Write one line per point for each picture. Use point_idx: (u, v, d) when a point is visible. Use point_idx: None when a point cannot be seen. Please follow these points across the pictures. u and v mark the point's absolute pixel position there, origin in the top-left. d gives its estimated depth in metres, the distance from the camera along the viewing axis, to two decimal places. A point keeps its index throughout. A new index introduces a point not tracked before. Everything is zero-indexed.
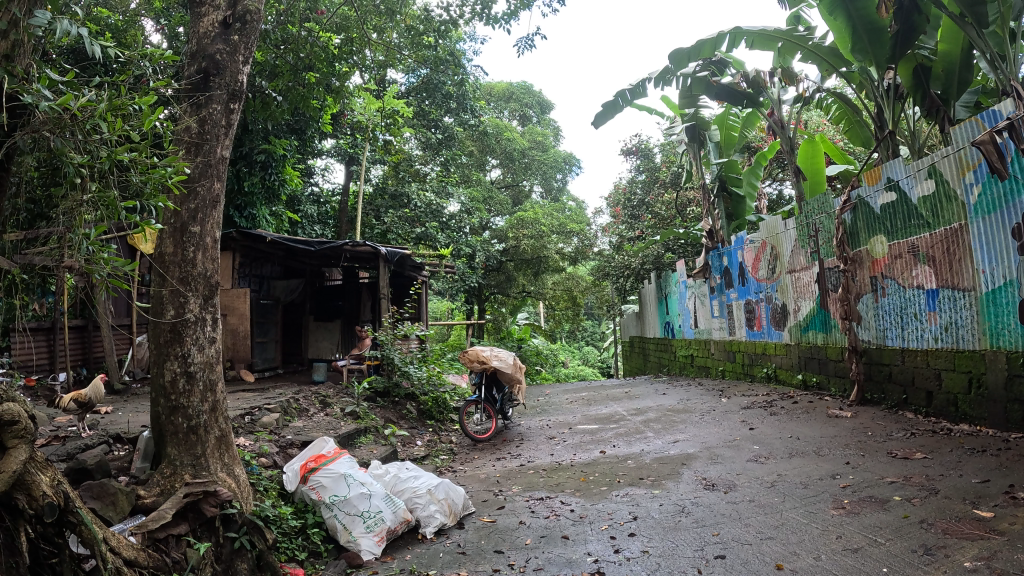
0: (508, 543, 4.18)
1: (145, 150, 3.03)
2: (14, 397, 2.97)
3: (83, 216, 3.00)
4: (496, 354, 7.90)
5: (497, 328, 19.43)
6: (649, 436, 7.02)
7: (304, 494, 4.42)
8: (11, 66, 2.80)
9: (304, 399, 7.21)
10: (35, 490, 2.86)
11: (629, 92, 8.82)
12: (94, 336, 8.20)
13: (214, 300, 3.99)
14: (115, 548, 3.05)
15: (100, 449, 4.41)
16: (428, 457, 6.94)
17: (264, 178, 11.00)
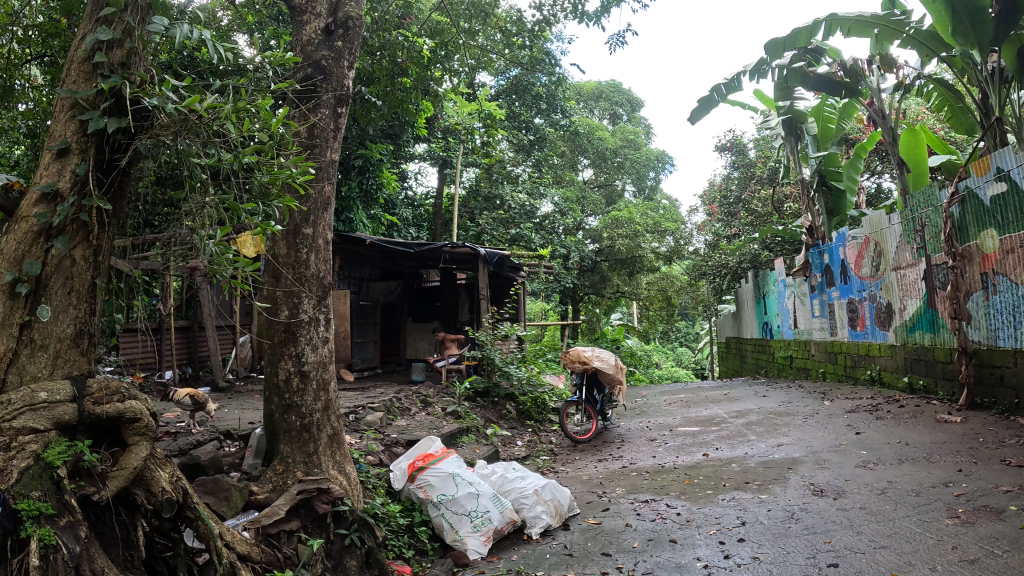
0: (615, 546, 4.12)
1: (270, 151, 3.10)
2: (138, 394, 3.15)
3: (205, 218, 3.08)
4: (598, 354, 7.79)
5: (591, 329, 19.24)
6: (752, 439, 6.82)
7: (411, 492, 4.46)
8: (129, 71, 3.09)
9: (405, 399, 7.32)
10: (154, 486, 3.04)
11: (725, 86, 8.60)
12: (198, 336, 8.60)
13: (327, 301, 4.06)
14: (230, 543, 3.20)
15: (212, 446, 4.57)
16: (529, 457, 6.94)
17: (362, 183, 11.28)
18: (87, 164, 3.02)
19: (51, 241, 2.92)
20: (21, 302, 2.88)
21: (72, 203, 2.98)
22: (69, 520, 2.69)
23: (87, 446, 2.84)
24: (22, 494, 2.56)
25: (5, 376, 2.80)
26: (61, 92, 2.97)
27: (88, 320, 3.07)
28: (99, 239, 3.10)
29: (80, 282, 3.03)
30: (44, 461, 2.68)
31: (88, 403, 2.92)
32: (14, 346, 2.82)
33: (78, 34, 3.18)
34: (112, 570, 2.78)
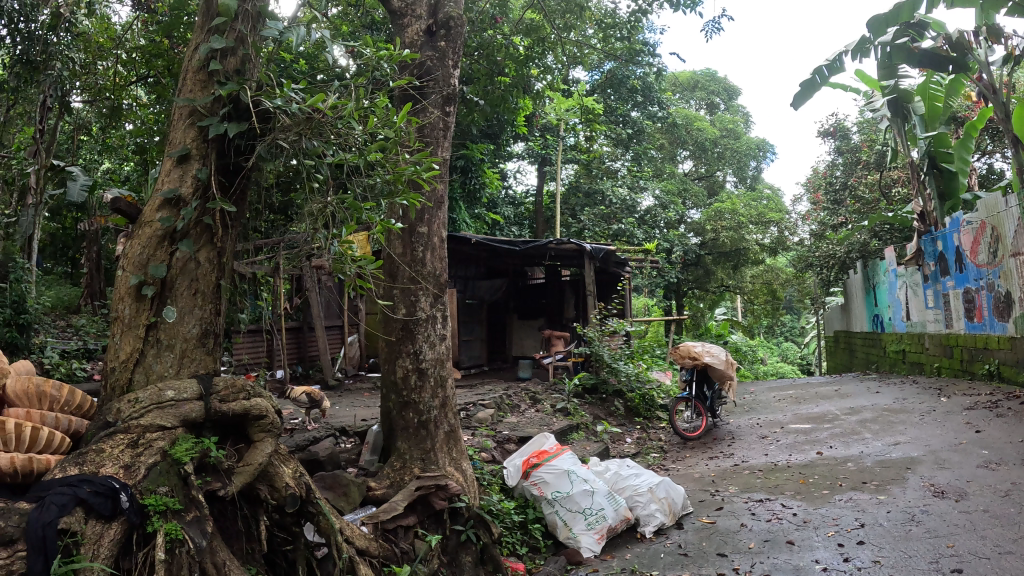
0: (731, 546, 4.04)
1: (394, 148, 3.22)
2: (262, 392, 3.28)
3: (328, 216, 3.22)
4: (709, 349, 7.64)
5: (695, 324, 18.92)
6: (867, 437, 6.53)
7: (525, 489, 4.47)
8: (242, 78, 3.24)
9: (515, 397, 7.39)
10: (276, 482, 3.15)
11: (827, 68, 8.28)
12: (308, 337, 8.87)
13: (443, 298, 4.19)
14: (349, 538, 3.26)
15: (328, 442, 4.72)
16: (640, 454, 6.88)
17: (464, 183, 11.48)
18: (207, 168, 3.19)
19: (175, 244, 3.10)
20: (149, 303, 3.08)
21: (195, 207, 3.15)
22: (196, 515, 2.83)
23: (213, 444, 2.96)
24: (149, 489, 2.70)
25: (132, 376, 3.01)
26: (180, 101, 3.16)
27: (213, 321, 3.24)
28: (222, 241, 3.27)
29: (205, 283, 3.19)
30: (172, 457, 2.82)
31: (215, 401, 3.06)
32: (141, 347, 3.04)
33: (192, 45, 3.39)
34: (234, 564, 2.87)
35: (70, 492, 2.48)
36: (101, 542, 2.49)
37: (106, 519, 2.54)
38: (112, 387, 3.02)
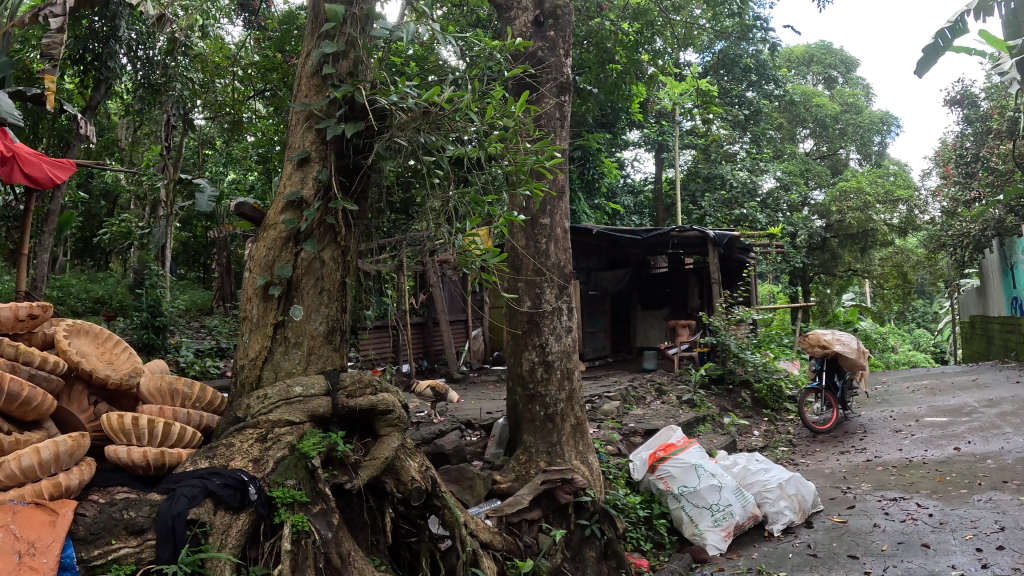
0: (862, 548, 3.99)
1: (514, 136, 3.45)
2: (388, 387, 3.59)
3: (451, 208, 3.50)
4: (839, 337, 7.36)
5: (822, 311, 18.22)
6: (1011, 431, 6.09)
7: (652, 483, 4.62)
8: (354, 79, 3.52)
9: (641, 388, 7.84)
10: (403, 476, 3.37)
11: (950, 31, 7.76)
12: (433, 332, 9.08)
13: (569, 289, 4.56)
14: (473, 531, 3.49)
15: (454, 435, 5.02)
16: (766, 448, 6.76)
17: (583, 173, 11.53)
18: (327, 170, 3.50)
19: (300, 245, 3.44)
20: (276, 302, 3.44)
21: (317, 208, 3.47)
22: (323, 508, 3.08)
23: (339, 438, 3.25)
24: (277, 481, 2.95)
25: (261, 372, 3.37)
26: (297, 106, 3.48)
27: (338, 318, 3.57)
28: (345, 241, 3.58)
29: (330, 281, 3.52)
30: (299, 451, 3.10)
31: (342, 396, 3.37)
32: (269, 345, 3.40)
33: (303, 52, 3.69)
34: (359, 554, 3.12)
35: (199, 485, 2.73)
36: (229, 531, 2.72)
37: (234, 510, 2.77)
38: (242, 383, 3.39)
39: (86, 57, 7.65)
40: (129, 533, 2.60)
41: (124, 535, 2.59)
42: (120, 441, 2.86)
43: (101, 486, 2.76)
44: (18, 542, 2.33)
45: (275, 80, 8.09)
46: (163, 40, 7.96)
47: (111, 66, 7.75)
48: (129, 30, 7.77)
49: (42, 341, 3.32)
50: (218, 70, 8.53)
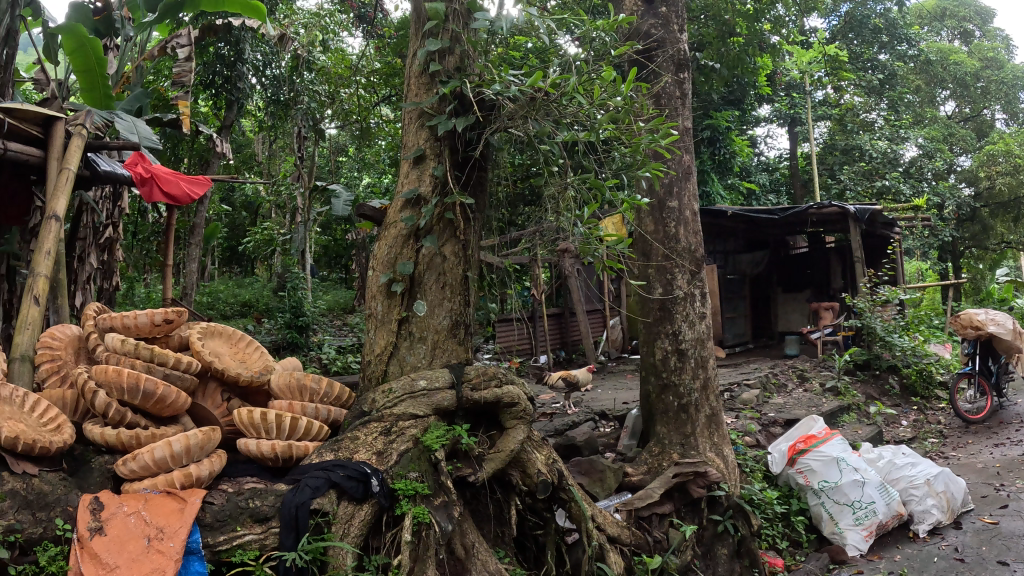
0: (1014, 555, 4.15)
1: (625, 117, 3.37)
2: (514, 379, 3.54)
3: (569, 195, 3.48)
4: (993, 316, 6.60)
5: (977, 289, 16.77)
6: None
7: (791, 477, 4.77)
8: (459, 73, 3.48)
9: (781, 374, 7.61)
10: (528, 468, 3.47)
11: None
12: (570, 322, 8.94)
13: (700, 275, 4.77)
14: (601, 525, 3.69)
15: (587, 427, 5.40)
16: (915, 440, 6.28)
17: (714, 153, 11.07)
18: (442, 166, 3.49)
19: (420, 241, 3.44)
20: (400, 298, 3.47)
21: (435, 203, 3.46)
22: (444, 501, 3.05)
23: (463, 431, 3.26)
24: (400, 474, 2.96)
25: (388, 367, 3.42)
26: (408, 104, 3.48)
27: (463, 311, 3.54)
28: (465, 235, 3.55)
29: (452, 276, 3.51)
30: (423, 444, 3.11)
31: (466, 390, 3.35)
32: (395, 340, 3.44)
33: (412, 51, 3.69)
34: (483, 547, 3.16)
35: (323, 476, 2.77)
36: (352, 521, 2.75)
37: (357, 500, 2.79)
38: (370, 377, 3.47)
39: (216, 81, 7.92)
40: (254, 521, 2.68)
41: (249, 523, 2.66)
42: (251, 435, 2.96)
43: (231, 477, 2.86)
44: (148, 527, 2.48)
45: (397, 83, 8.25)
46: (287, 57, 8.24)
47: (241, 87, 7.96)
48: (253, 52, 7.92)
49: (177, 343, 3.36)
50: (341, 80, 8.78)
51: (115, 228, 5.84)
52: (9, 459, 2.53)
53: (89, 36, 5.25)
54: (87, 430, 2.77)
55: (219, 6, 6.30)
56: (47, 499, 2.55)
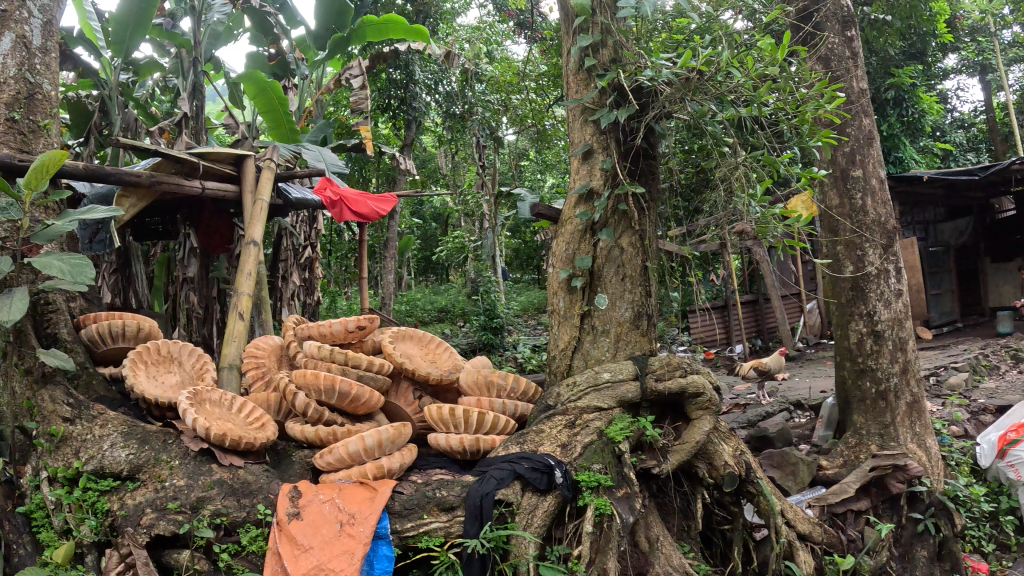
0: None
1: (789, 87, 3.19)
2: (699, 368, 3.38)
3: (743, 175, 3.37)
4: None
5: None
6: None
7: (1000, 472, 4.41)
8: (614, 64, 3.40)
9: (994, 356, 7.00)
10: (716, 461, 3.51)
11: None
12: (766, 309, 8.40)
13: (894, 248, 4.51)
14: (791, 521, 3.57)
15: (780, 417, 5.21)
16: None
17: (901, 115, 10.11)
18: (611, 158, 3.37)
19: (597, 235, 3.37)
20: (581, 293, 3.41)
21: (608, 196, 3.35)
22: (627, 492, 2.99)
23: (648, 423, 3.16)
24: (584, 465, 2.94)
25: (572, 361, 3.39)
26: (568, 102, 3.42)
27: (645, 302, 3.41)
28: (642, 225, 3.41)
29: (631, 267, 3.38)
30: (607, 437, 3.05)
31: (651, 380, 3.24)
32: (578, 335, 3.40)
33: (565, 48, 3.64)
34: (667, 539, 3.35)
35: (509, 468, 2.83)
36: (536, 512, 2.78)
37: (541, 492, 2.83)
38: (555, 371, 3.46)
39: (392, 104, 8.07)
40: (441, 509, 2.76)
41: (436, 512, 2.75)
42: (442, 429, 3.06)
43: (423, 469, 2.97)
44: (342, 513, 2.63)
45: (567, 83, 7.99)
46: (458, 73, 8.46)
47: (417, 106, 8.04)
48: (424, 73, 8.02)
49: (370, 346, 3.41)
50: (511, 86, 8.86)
51: (313, 249, 6.12)
52: (218, 453, 2.86)
53: (270, 80, 5.68)
54: (288, 427, 2.92)
55: (383, 36, 6.88)
56: (251, 487, 2.79)
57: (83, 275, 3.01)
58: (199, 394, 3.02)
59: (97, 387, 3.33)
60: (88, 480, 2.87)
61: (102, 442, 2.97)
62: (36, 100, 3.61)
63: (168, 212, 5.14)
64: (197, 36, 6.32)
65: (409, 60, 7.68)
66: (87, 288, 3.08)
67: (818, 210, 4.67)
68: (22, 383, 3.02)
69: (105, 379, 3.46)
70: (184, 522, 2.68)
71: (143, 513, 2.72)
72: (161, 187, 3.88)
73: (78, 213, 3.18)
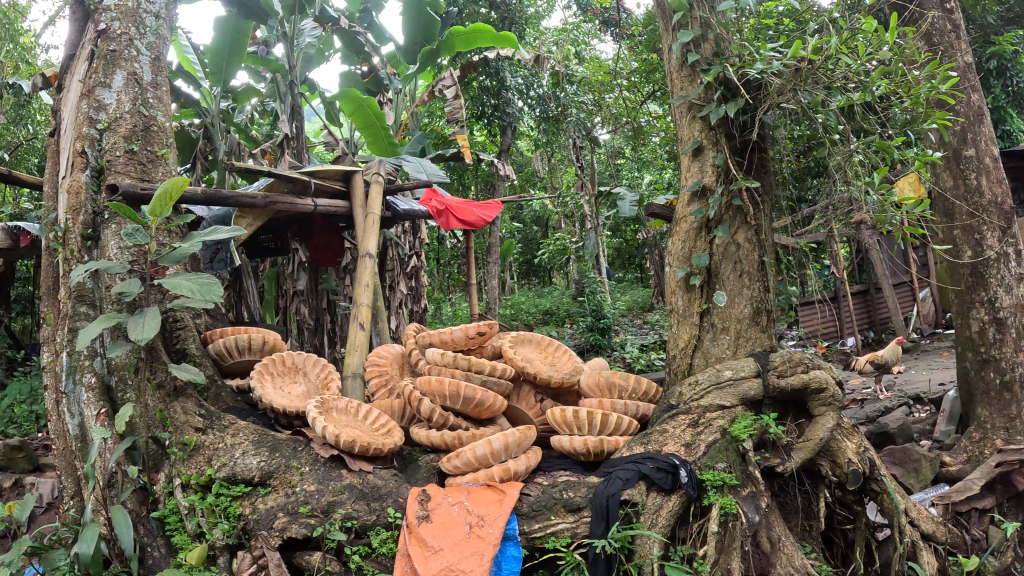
0: None
1: (901, 69, 3.07)
2: (821, 363, 3.29)
3: (856, 163, 3.27)
4: None
5: None
6: None
7: None
8: (718, 58, 3.34)
9: None
10: (838, 458, 3.41)
11: None
12: (878, 299, 8.21)
13: (1015, 230, 4.29)
14: (914, 521, 3.39)
15: (900, 413, 5.08)
16: None
17: (1006, 86, 9.62)
18: (722, 154, 3.34)
19: (713, 232, 3.35)
20: (699, 291, 3.40)
21: (722, 192, 3.33)
22: (752, 490, 2.95)
23: (771, 421, 3.11)
24: (708, 464, 2.92)
25: (693, 360, 3.38)
26: (675, 100, 3.40)
27: (763, 298, 3.36)
28: (757, 219, 3.36)
29: (749, 263, 3.34)
30: (731, 435, 3.03)
31: (773, 377, 3.20)
32: (698, 333, 3.39)
33: (665, 47, 3.62)
34: (789, 540, 3.14)
35: (634, 468, 2.83)
36: (660, 512, 2.76)
37: (666, 491, 2.81)
38: (676, 371, 3.46)
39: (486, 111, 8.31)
40: (568, 510, 2.77)
41: (563, 512, 2.77)
42: (565, 432, 3.13)
43: (548, 471, 3.02)
44: (471, 515, 2.67)
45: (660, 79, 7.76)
46: (546, 75, 8.48)
47: (510, 111, 8.25)
48: (513, 78, 8.17)
49: (491, 352, 3.53)
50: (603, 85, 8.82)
51: (419, 257, 6.44)
52: (348, 459, 2.96)
53: (365, 96, 5.85)
54: (415, 433, 3.04)
55: (471, 45, 6.96)
56: (380, 491, 2.86)
57: (212, 293, 3.02)
58: (326, 402, 3.15)
59: (226, 399, 3.50)
60: (220, 486, 2.96)
61: (235, 450, 3.07)
62: (153, 131, 3.77)
63: (279, 227, 5.44)
64: (292, 61, 6.45)
65: (499, 67, 7.94)
66: (215, 306, 3.10)
67: (931, 193, 4.51)
68: (155, 397, 3.20)
69: (233, 391, 3.63)
70: (316, 526, 2.77)
71: (275, 517, 2.80)
72: (279, 207, 4.09)
73: (202, 234, 3.17)
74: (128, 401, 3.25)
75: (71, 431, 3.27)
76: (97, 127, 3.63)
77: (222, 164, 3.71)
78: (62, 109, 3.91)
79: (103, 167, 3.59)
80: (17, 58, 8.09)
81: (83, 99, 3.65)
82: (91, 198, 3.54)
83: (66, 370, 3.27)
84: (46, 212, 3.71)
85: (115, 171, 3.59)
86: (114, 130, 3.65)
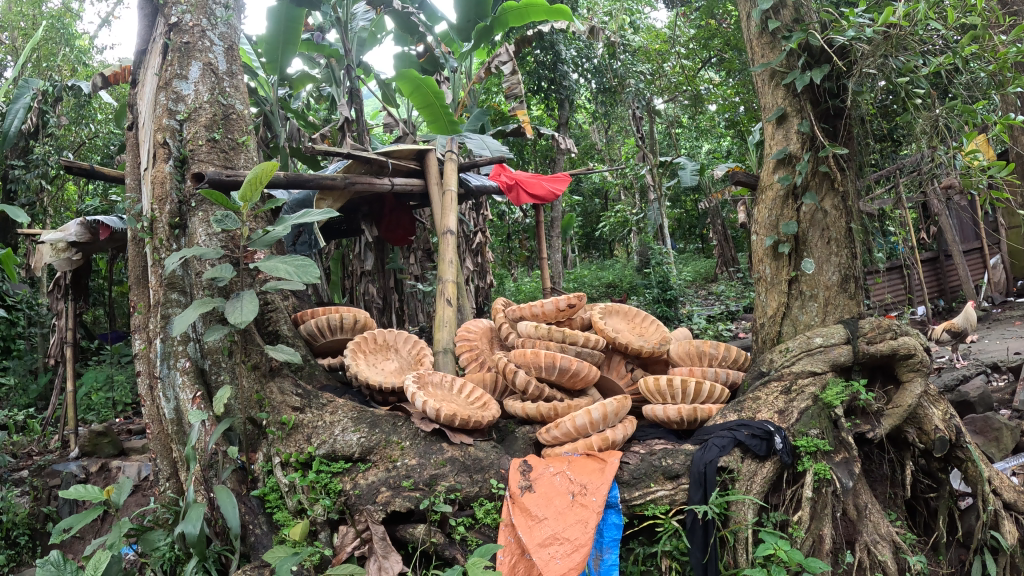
0: None
1: (990, 32, 2.98)
2: (909, 330, 3.29)
3: (942, 129, 3.20)
4: None
5: None
6: None
7: None
8: (799, 26, 3.31)
9: None
10: (925, 426, 3.34)
11: None
12: (948, 266, 8.09)
13: None
14: (998, 489, 3.31)
15: (979, 380, 5.01)
16: None
17: None
18: (807, 121, 3.35)
19: (799, 200, 3.38)
20: (787, 259, 3.45)
21: (808, 160, 3.35)
22: (845, 456, 2.97)
23: (861, 387, 3.12)
24: (802, 431, 2.95)
25: (782, 327, 3.45)
26: (758, 69, 3.41)
27: (851, 264, 3.37)
28: (844, 185, 3.38)
29: (837, 230, 3.37)
30: (823, 401, 3.04)
31: (862, 343, 3.21)
32: (787, 300, 3.45)
33: (745, 16, 3.61)
34: (876, 507, 3.04)
35: (729, 435, 2.85)
36: (755, 478, 2.78)
37: (760, 458, 2.83)
38: (765, 338, 3.54)
39: (544, 85, 8.42)
40: (666, 478, 2.84)
41: (662, 480, 2.83)
42: (658, 401, 3.20)
43: (642, 439, 3.09)
44: (573, 484, 2.75)
45: (718, 46, 7.64)
46: (603, 46, 8.51)
47: (566, 84, 8.39)
48: (569, 50, 8.25)
49: (580, 324, 3.66)
50: (660, 54, 8.71)
51: (483, 235, 6.49)
52: (449, 432, 3.06)
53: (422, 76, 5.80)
54: (511, 404, 3.17)
55: (526, 19, 6.93)
56: (482, 463, 2.96)
57: (309, 274, 2.99)
58: (422, 377, 3.28)
59: (320, 377, 3.62)
60: (321, 463, 3.02)
61: (333, 428, 3.14)
62: (232, 119, 3.79)
63: (353, 207, 5.53)
64: (347, 44, 6.44)
65: (554, 40, 8.01)
66: (310, 287, 3.06)
67: None
68: (252, 378, 3.26)
69: (326, 368, 3.77)
70: (419, 499, 2.84)
71: (377, 492, 2.87)
72: (355, 187, 4.14)
73: (291, 216, 3.09)
74: (224, 384, 3.30)
75: (168, 414, 3.34)
76: (177, 117, 3.66)
77: (302, 148, 3.75)
78: (139, 102, 3.93)
79: (187, 156, 3.62)
80: (74, 59, 8.24)
81: (162, 91, 3.69)
82: (176, 187, 3.58)
83: (161, 356, 3.35)
84: (132, 202, 3.76)
85: (199, 159, 3.62)
86: (195, 120, 3.67)
